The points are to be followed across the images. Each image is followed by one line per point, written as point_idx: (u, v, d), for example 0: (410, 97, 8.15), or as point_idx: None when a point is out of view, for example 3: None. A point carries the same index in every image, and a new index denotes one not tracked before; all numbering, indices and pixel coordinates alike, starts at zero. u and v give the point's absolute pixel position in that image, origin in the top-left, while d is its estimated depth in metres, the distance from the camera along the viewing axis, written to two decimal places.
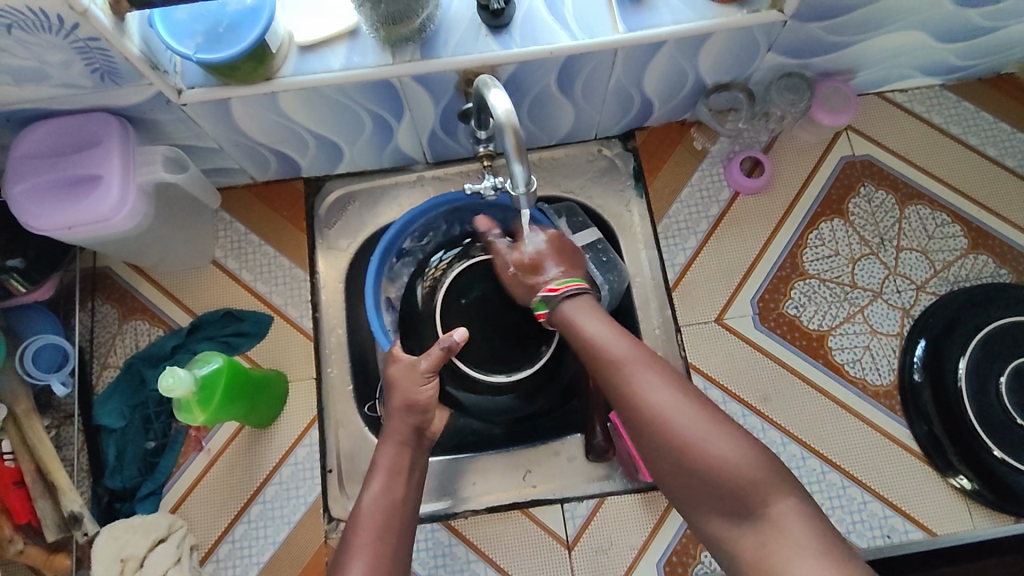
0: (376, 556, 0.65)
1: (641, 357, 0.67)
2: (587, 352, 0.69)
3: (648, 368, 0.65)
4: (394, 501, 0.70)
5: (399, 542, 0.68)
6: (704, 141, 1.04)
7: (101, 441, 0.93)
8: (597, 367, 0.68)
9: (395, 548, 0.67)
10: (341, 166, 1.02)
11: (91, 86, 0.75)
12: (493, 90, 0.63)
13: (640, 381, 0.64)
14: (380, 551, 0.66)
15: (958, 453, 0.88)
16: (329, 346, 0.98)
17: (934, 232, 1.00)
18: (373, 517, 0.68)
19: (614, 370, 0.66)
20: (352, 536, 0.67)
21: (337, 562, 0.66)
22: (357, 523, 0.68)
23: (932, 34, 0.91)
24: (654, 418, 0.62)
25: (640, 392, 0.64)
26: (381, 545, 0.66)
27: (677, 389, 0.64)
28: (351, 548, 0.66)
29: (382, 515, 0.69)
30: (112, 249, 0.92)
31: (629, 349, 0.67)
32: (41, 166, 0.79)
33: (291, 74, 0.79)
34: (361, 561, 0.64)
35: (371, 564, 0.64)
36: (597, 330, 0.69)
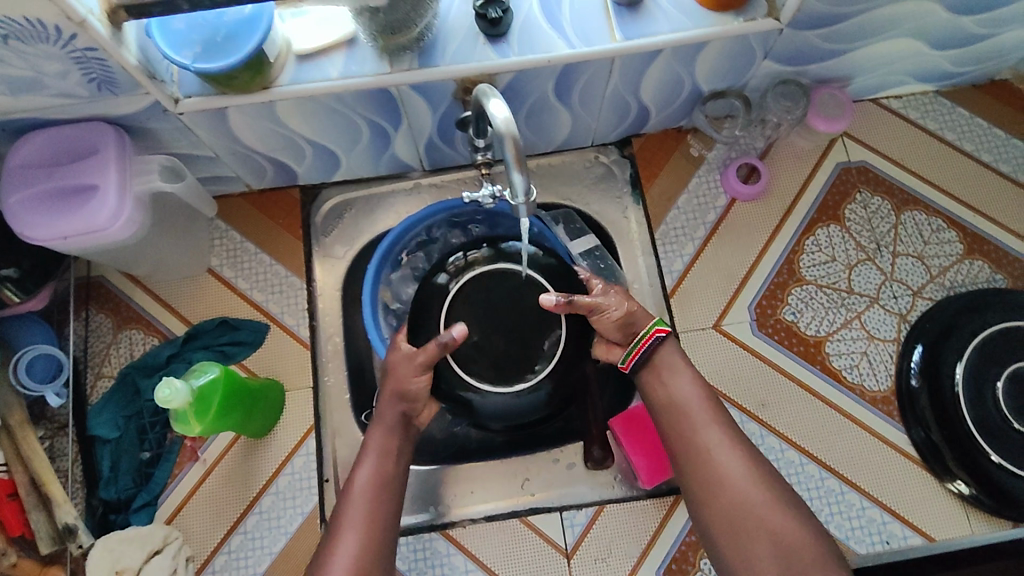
0: (365, 531, 0.69)
1: (715, 422, 0.72)
2: (669, 409, 0.74)
3: (724, 435, 0.71)
4: (383, 480, 0.73)
5: (387, 517, 0.72)
6: (700, 147, 1.04)
7: (96, 452, 0.92)
8: (676, 422, 0.73)
9: (382, 523, 0.71)
10: (338, 173, 1.02)
11: (87, 95, 0.75)
12: (493, 99, 0.63)
13: (708, 443, 0.70)
14: (368, 526, 0.69)
15: (956, 459, 0.88)
16: (326, 354, 0.97)
17: (930, 237, 1.00)
18: (363, 495, 0.72)
19: (695, 432, 0.71)
20: (344, 512, 0.71)
21: (330, 534, 0.70)
22: (348, 499, 0.72)
23: (926, 42, 0.92)
24: (725, 482, 0.68)
25: (715, 456, 0.70)
26: (370, 522, 0.70)
27: (749, 458, 0.70)
28: (343, 523, 0.70)
29: (371, 493, 0.72)
30: (106, 259, 0.91)
31: (707, 415, 0.72)
32: (35, 177, 0.78)
33: (289, 83, 0.79)
34: (352, 535, 0.68)
35: (360, 537, 0.68)
36: (686, 391, 0.74)
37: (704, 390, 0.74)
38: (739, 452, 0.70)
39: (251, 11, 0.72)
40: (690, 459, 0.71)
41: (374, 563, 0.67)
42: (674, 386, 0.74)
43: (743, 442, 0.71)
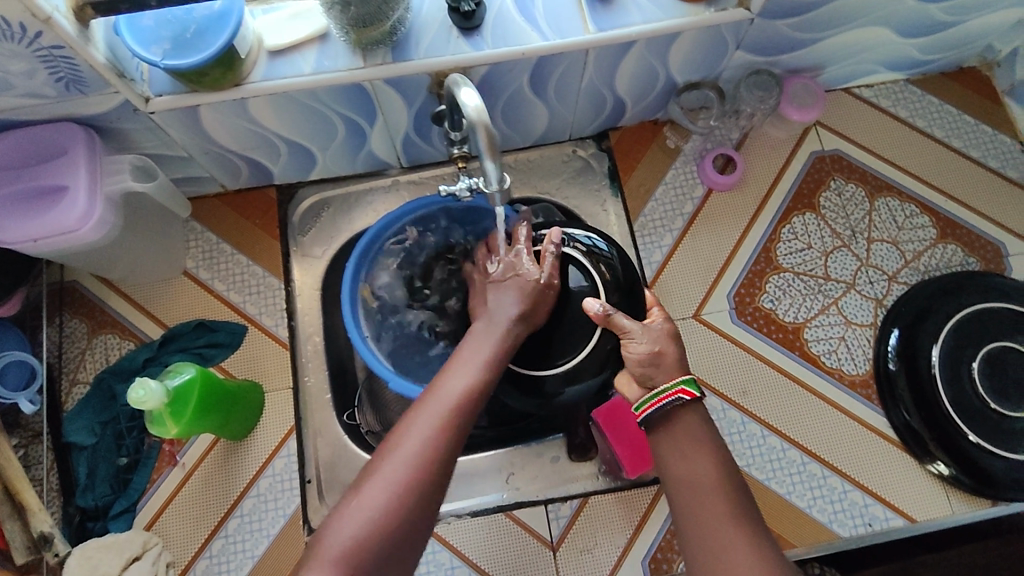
0: (440, 428, 0.61)
1: (735, 517, 0.61)
2: (684, 489, 0.63)
3: (746, 537, 0.59)
4: (476, 386, 0.64)
5: (468, 425, 0.63)
6: (677, 139, 1.05)
7: (72, 459, 0.90)
8: (691, 508, 0.62)
9: (461, 425, 0.62)
10: (314, 172, 1.01)
11: (55, 95, 0.74)
12: (465, 89, 0.63)
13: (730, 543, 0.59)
14: (448, 423, 0.61)
15: (935, 440, 0.89)
16: (305, 354, 0.97)
17: (903, 223, 1.01)
18: (450, 394, 0.63)
19: (711, 525, 0.60)
20: (424, 402, 0.63)
21: (402, 421, 0.62)
22: (432, 393, 0.63)
23: (894, 30, 0.93)
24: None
25: (733, 558, 0.58)
26: (448, 422, 0.61)
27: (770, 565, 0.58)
28: (419, 415, 0.62)
29: (459, 396, 0.63)
30: (78, 262, 0.90)
31: (728, 507, 0.61)
32: (5, 179, 0.77)
33: (261, 80, 0.78)
34: (426, 429, 0.60)
35: (432, 434, 0.60)
36: (704, 471, 0.63)
37: (723, 473, 0.64)
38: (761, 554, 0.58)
39: (221, 6, 0.72)
40: (702, 556, 0.60)
41: (442, 464, 0.59)
42: (692, 464, 0.64)
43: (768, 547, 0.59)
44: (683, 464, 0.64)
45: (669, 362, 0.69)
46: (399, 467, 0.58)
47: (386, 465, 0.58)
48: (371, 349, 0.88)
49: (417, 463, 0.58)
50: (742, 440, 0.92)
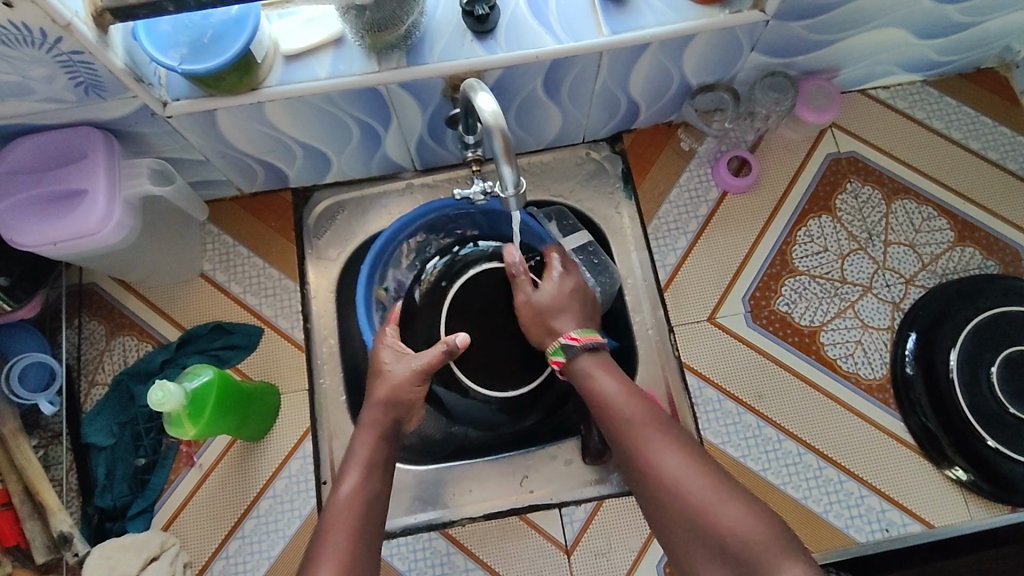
0: (350, 544, 0.64)
1: (650, 419, 0.71)
2: (605, 414, 0.73)
3: (662, 436, 0.69)
4: (373, 495, 0.69)
5: (372, 532, 0.66)
6: (691, 141, 1.04)
7: (91, 460, 0.91)
8: (610, 427, 0.72)
9: (367, 535, 0.65)
10: (330, 175, 1.02)
11: (75, 100, 0.74)
12: (481, 93, 0.63)
13: (650, 446, 0.68)
14: (356, 539, 0.64)
15: (953, 444, 0.88)
16: (321, 356, 0.97)
17: (920, 225, 1.00)
18: (344, 505, 0.67)
19: (631, 435, 0.70)
20: (326, 523, 0.66)
21: (312, 548, 0.64)
22: (328, 512, 0.67)
23: (911, 31, 0.93)
24: (663, 481, 0.66)
25: (654, 456, 0.68)
26: (356, 533, 0.65)
27: (686, 454, 0.68)
28: (325, 536, 0.64)
29: (357, 506, 0.67)
30: (98, 264, 0.91)
31: (642, 414, 0.71)
32: (26, 182, 0.78)
33: (277, 84, 0.79)
34: (337, 543, 0.63)
35: (344, 552, 0.63)
36: (611, 393, 0.74)
37: (631, 389, 0.74)
38: (677, 448, 0.68)
39: (238, 12, 0.72)
40: (631, 464, 0.69)
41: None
42: (600, 390, 0.74)
43: (679, 439, 0.69)
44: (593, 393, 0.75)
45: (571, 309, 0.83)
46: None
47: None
48: None
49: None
50: (757, 444, 0.92)
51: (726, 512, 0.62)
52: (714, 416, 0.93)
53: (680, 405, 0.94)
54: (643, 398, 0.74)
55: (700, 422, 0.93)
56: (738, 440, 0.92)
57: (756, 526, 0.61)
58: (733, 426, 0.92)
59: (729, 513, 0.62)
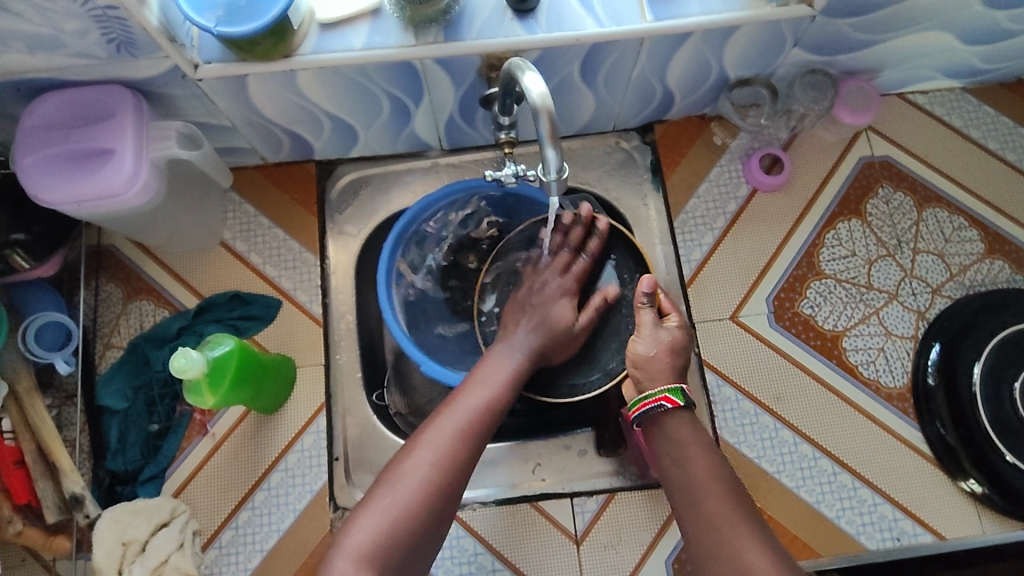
0: (458, 438, 0.68)
1: (732, 504, 0.64)
2: (682, 486, 0.67)
3: (750, 535, 0.61)
4: (493, 398, 0.72)
5: (486, 436, 0.70)
6: (724, 136, 1.03)
7: (104, 422, 0.91)
8: (690, 504, 0.65)
9: (477, 438, 0.69)
10: (355, 150, 1.00)
11: (106, 57, 0.73)
12: (528, 73, 0.62)
13: (733, 538, 0.61)
14: (468, 428, 0.69)
15: (970, 457, 0.88)
16: (338, 332, 0.97)
17: (951, 235, 0.99)
18: (468, 407, 0.70)
19: (712, 518, 0.63)
20: (446, 413, 0.70)
21: (423, 426, 0.69)
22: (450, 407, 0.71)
23: (957, 36, 0.91)
24: None
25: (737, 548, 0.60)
26: (466, 435, 0.68)
27: (775, 557, 0.60)
28: (437, 424, 0.69)
29: (476, 412, 0.71)
30: (119, 226, 0.90)
31: (722, 492, 0.65)
32: (53, 138, 0.77)
33: (311, 53, 0.77)
34: (446, 438, 0.67)
35: (453, 445, 0.67)
36: (703, 472, 0.66)
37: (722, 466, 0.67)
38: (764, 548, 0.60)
39: None
40: (710, 553, 0.62)
41: (460, 470, 0.66)
42: (688, 459, 0.68)
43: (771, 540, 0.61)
44: (681, 467, 0.68)
45: (662, 369, 0.74)
46: (420, 472, 0.65)
47: (408, 471, 0.65)
48: (404, 333, 0.87)
49: (438, 469, 0.65)
50: (773, 446, 0.91)
51: None
52: (732, 416, 0.92)
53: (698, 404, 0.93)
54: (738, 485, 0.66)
55: (716, 420, 0.92)
56: (755, 441, 0.91)
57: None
58: (750, 426, 0.92)
59: None
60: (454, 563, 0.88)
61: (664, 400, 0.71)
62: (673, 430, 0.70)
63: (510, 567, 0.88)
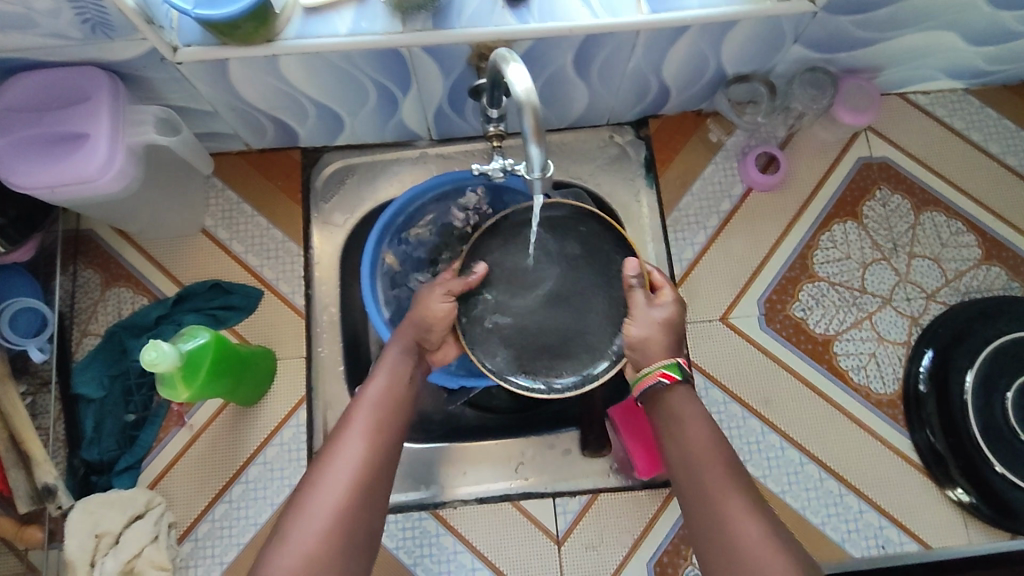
0: (368, 444, 0.66)
1: (730, 473, 0.64)
2: (682, 457, 0.66)
3: (748, 506, 0.62)
4: (394, 392, 0.70)
5: (395, 434, 0.68)
6: (720, 133, 1.00)
7: (79, 411, 0.89)
8: (692, 481, 0.65)
9: (386, 441, 0.67)
10: (342, 138, 0.98)
11: (80, 37, 0.70)
12: (513, 65, 0.59)
13: (730, 507, 0.62)
14: (375, 429, 0.67)
15: (958, 466, 0.86)
16: (321, 324, 0.95)
17: (948, 240, 0.97)
18: (369, 408, 0.68)
19: (714, 496, 0.63)
20: (349, 422, 0.67)
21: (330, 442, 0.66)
22: (352, 415, 0.68)
23: (962, 36, 0.88)
24: (740, 557, 0.59)
25: (737, 526, 0.61)
26: (373, 439, 0.66)
27: (769, 528, 0.61)
28: (344, 435, 0.66)
29: (379, 414, 0.68)
30: (95, 212, 0.88)
31: (719, 459, 0.65)
32: (23, 120, 0.74)
33: (294, 38, 0.74)
34: (354, 447, 0.65)
35: (362, 453, 0.65)
36: (701, 442, 0.66)
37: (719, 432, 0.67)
38: (761, 520, 0.61)
39: None
40: (713, 531, 0.62)
41: (375, 476, 0.64)
42: (686, 435, 0.67)
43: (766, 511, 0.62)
44: (680, 437, 0.67)
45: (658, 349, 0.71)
46: (334, 489, 0.62)
47: (323, 488, 0.62)
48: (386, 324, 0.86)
49: (352, 482, 0.63)
50: (759, 450, 0.90)
51: None
52: (719, 419, 0.91)
53: None
54: (738, 465, 0.65)
55: None
56: (741, 444, 0.90)
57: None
58: (736, 430, 0.90)
59: None
60: (433, 561, 0.87)
61: (662, 377, 0.69)
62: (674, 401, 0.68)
63: (490, 567, 0.86)
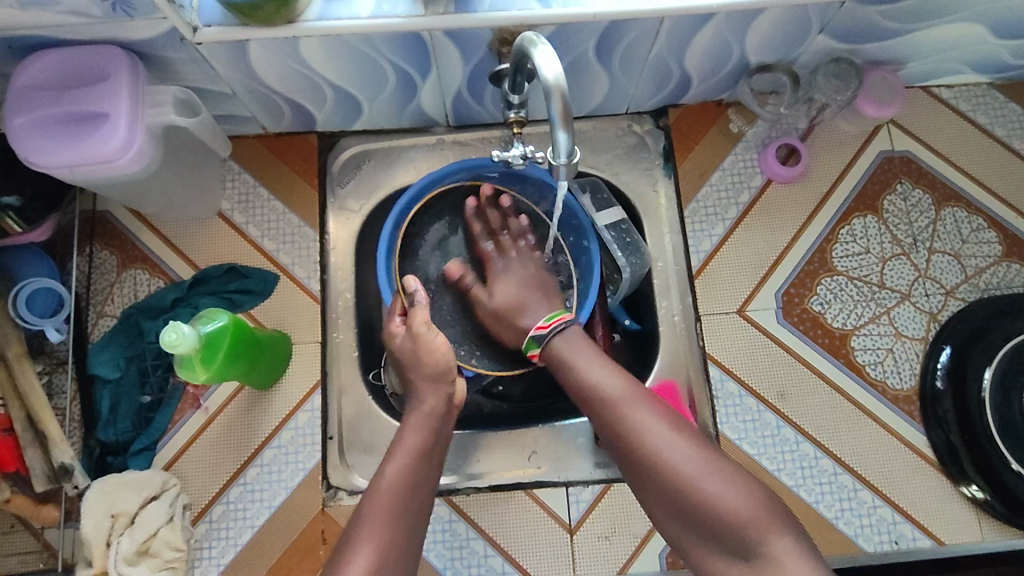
0: (394, 541, 0.63)
1: (629, 391, 0.70)
2: (586, 395, 0.71)
3: (647, 410, 0.67)
4: (413, 480, 0.68)
5: (410, 531, 0.65)
6: (741, 123, 0.99)
7: (95, 392, 0.90)
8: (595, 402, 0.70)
9: (402, 541, 0.64)
10: (358, 123, 0.97)
11: (101, 15, 0.69)
12: (541, 49, 0.58)
13: (636, 420, 0.67)
14: (396, 524, 0.64)
15: (974, 463, 0.86)
16: (336, 310, 0.95)
17: (969, 236, 0.96)
18: (385, 498, 0.66)
19: (614, 407, 0.69)
20: (364, 516, 0.64)
21: (350, 537, 0.63)
22: (368, 509, 0.65)
23: (990, 29, 0.87)
24: (653, 459, 0.64)
25: (638, 428, 0.66)
26: (390, 536, 0.63)
27: (674, 427, 0.66)
28: (363, 528, 0.63)
29: (394, 507, 0.65)
30: (112, 192, 0.87)
31: (615, 381, 0.71)
32: (44, 99, 0.74)
33: (315, 19, 0.73)
34: (371, 545, 0.62)
35: (379, 551, 0.62)
36: (597, 375, 0.71)
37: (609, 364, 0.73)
38: (667, 423, 0.67)
39: None
40: (617, 438, 0.67)
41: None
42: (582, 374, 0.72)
43: (670, 417, 0.67)
44: (578, 378, 0.72)
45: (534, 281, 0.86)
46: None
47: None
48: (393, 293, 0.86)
49: None
50: (774, 443, 0.90)
51: (730, 495, 0.61)
52: (734, 411, 0.91)
53: (699, 396, 0.92)
54: (630, 379, 0.71)
55: (718, 415, 0.91)
56: (756, 437, 0.90)
57: (749, 506, 0.60)
58: (751, 423, 0.90)
59: (725, 494, 0.61)
60: (445, 548, 0.87)
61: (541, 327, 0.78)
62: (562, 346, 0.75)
63: (503, 554, 0.87)
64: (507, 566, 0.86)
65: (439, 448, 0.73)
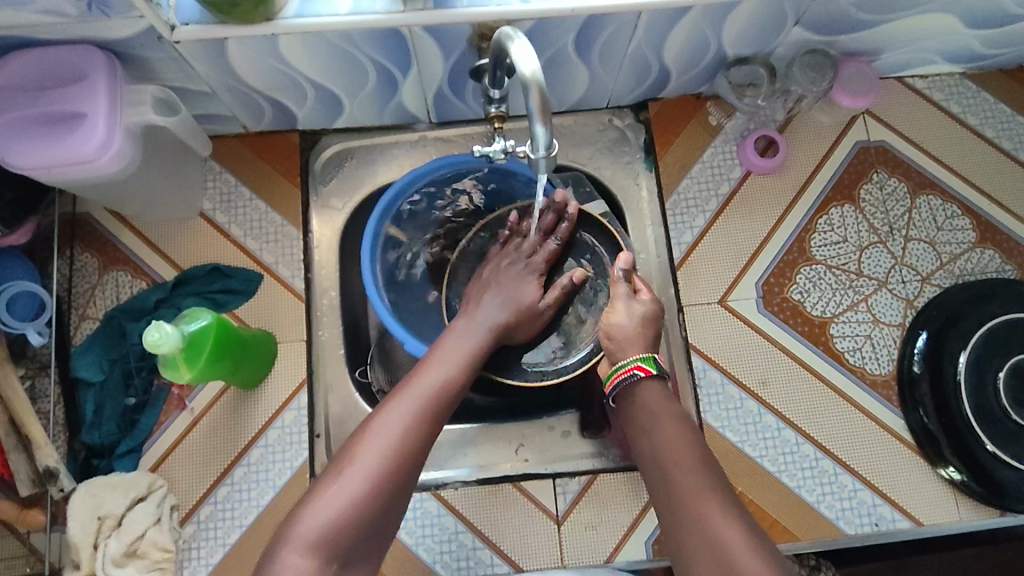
0: (419, 421, 0.66)
1: (701, 476, 0.65)
2: (652, 459, 0.69)
3: (718, 498, 0.63)
4: (454, 379, 0.71)
5: (445, 412, 0.69)
6: (720, 116, 1.00)
7: (79, 395, 0.89)
8: (660, 477, 0.67)
9: (435, 417, 0.68)
10: (340, 121, 0.97)
11: (77, 14, 0.69)
12: (517, 43, 0.59)
13: (702, 507, 0.63)
14: (426, 408, 0.67)
15: (951, 446, 0.88)
16: (321, 308, 0.95)
17: (943, 223, 0.98)
18: (425, 388, 0.69)
19: (680, 489, 0.65)
20: (397, 394, 0.68)
21: (377, 410, 0.67)
22: (408, 388, 0.69)
23: (961, 19, 0.89)
24: (709, 547, 0.61)
25: (706, 519, 0.62)
26: (420, 415, 0.66)
27: (744, 524, 0.62)
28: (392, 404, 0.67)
29: (432, 392, 0.69)
30: (91, 193, 0.87)
31: (690, 450, 0.67)
32: (20, 100, 0.73)
33: (293, 16, 0.73)
34: (404, 410, 0.66)
35: (407, 424, 0.65)
36: (672, 438, 0.68)
37: (690, 433, 0.69)
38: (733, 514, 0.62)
39: None
40: (681, 526, 0.63)
41: (412, 457, 0.64)
42: (656, 430, 0.69)
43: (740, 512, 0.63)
44: (651, 438, 0.69)
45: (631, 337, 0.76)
46: (371, 464, 0.62)
47: (363, 452, 0.63)
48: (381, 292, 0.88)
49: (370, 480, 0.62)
50: (756, 430, 0.91)
51: None
52: (716, 400, 0.92)
53: (680, 387, 0.93)
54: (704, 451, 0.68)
55: (701, 404, 0.92)
56: (738, 425, 0.91)
57: None
58: (733, 411, 0.92)
59: None
60: (434, 541, 0.87)
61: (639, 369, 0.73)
62: (646, 395, 0.72)
63: (491, 547, 0.87)
64: (495, 558, 0.87)
65: (483, 346, 0.77)
